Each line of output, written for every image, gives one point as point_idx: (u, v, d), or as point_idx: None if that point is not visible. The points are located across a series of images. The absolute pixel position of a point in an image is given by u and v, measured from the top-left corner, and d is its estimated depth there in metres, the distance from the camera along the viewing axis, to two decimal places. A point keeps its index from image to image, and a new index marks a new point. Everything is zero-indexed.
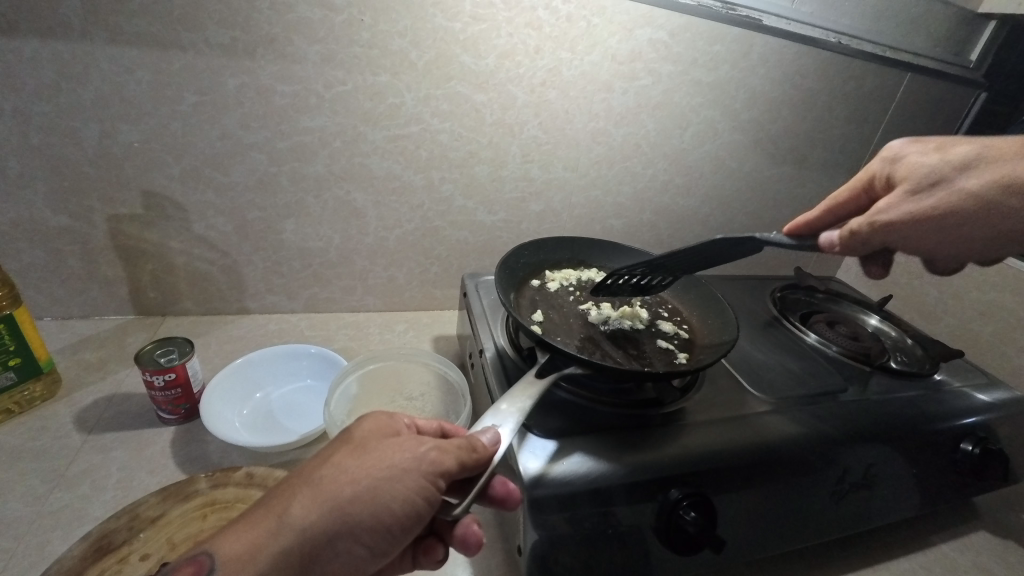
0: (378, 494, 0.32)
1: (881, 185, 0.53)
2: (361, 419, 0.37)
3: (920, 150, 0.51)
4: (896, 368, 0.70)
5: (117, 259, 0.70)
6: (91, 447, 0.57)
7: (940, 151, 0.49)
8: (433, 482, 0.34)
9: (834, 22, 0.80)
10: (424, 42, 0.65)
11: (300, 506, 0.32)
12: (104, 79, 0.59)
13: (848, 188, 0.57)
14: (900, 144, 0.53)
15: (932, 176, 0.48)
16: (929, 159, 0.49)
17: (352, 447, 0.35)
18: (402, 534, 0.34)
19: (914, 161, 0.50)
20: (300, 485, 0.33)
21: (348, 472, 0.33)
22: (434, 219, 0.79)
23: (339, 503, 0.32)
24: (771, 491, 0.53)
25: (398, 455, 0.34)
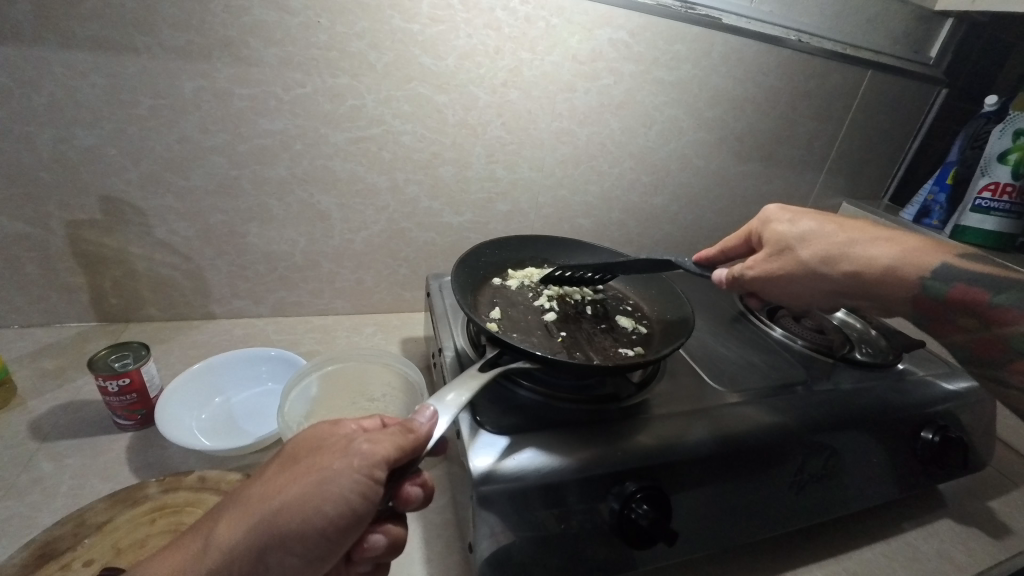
0: (309, 499, 0.31)
1: (756, 241, 0.61)
2: (301, 429, 0.37)
3: (779, 218, 0.58)
4: (858, 360, 0.71)
5: (77, 266, 0.69)
6: (44, 455, 0.56)
7: (794, 222, 0.56)
8: (369, 476, 0.33)
9: (795, 21, 0.81)
10: (384, 43, 0.65)
11: (229, 523, 0.32)
12: (57, 84, 0.58)
13: (736, 237, 0.63)
14: (774, 208, 0.60)
15: (782, 243, 0.56)
16: (784, 229, 0.57)
17: (285, 461, 0.35)
18: (340, 536, 0.32)
19: (776, 229, 0.57)
20: (234, 504, 0.33)
21: (278, 484, 0.33)
22: (400, 220, 0.79)
23: (267, 515, 0.31)
24: (728, 482, 0.54)
25: (331, 456, 0.33)
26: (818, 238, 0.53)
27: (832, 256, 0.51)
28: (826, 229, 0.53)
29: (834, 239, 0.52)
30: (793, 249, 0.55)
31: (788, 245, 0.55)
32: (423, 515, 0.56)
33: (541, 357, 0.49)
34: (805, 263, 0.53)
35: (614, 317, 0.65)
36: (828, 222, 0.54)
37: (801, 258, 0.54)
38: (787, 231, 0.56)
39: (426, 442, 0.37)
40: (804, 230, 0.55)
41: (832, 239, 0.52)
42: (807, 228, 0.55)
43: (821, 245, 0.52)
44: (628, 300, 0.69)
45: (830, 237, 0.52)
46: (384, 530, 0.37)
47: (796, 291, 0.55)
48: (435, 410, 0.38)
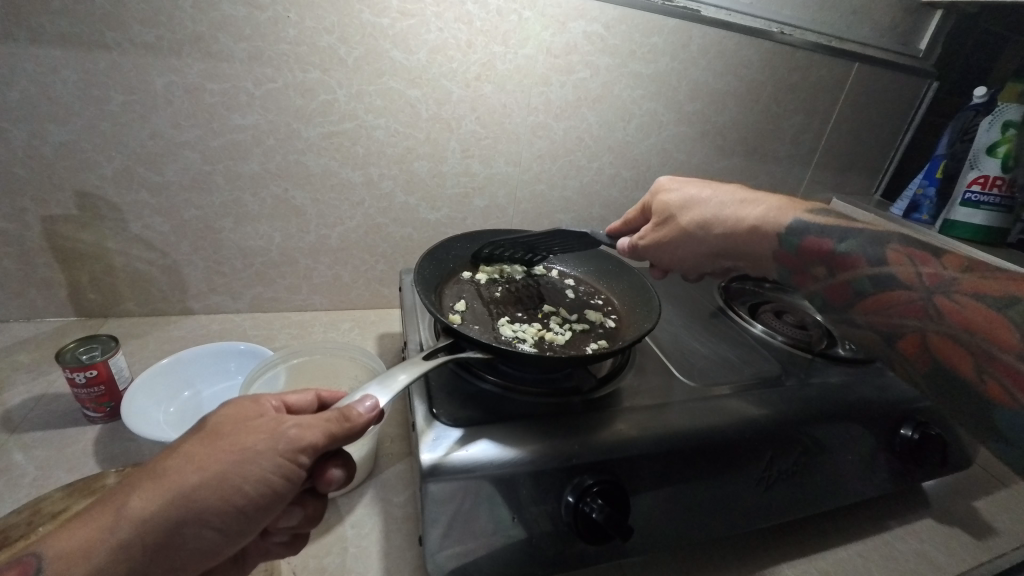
0: (227, 478, 0.31)
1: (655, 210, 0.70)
2: (221, 404, 0.36)
3: (671, 186, 0.67)
4: (837, 356, 0.70)
5: (54, 261, 0.70)
6: (13, 446, 0.57)
7: (681, 190, 0.65)
8: (293, 459, 0.33)
9: (777, 13, 0.80)
10: (353, 37, 0.65)
11: (140, 498, 0.30)
12: (29, 80, 0.59)
13: (635, 212, 0.72)
14: (665, 180, 0.69)
15: (670, 209, 0.65)
16: (671, 196, 0.66)
17: (204, 435, 0.33)
18: (258, 514, 0.33)
19: (667, 195, 0.66)
20: (143, 477, 0.31)
21: (195, 460, 0.31)
22: (376, 216, 0.79)
23: (182, 491, 0.30)
24: (691, 478, 0.53)
25: (254, 437, 0.33)
26: (701, 204, 0.62)
27: (712, 219, 0.60)
28: (708, 194, 0.62)
29: (716, 202, 0.60)
30: (679, 214, 0.64)
31: (673, 212, 0.64)
32: (385, 508, 0.55)
33: (495, 348, 0.49)
34: (692, 225, 0.62)
35: (583, 312, 0.65)
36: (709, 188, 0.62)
37: (691, 220, 0.62)
38: (683, 194, 0.65)
39: (365, 429, 0.36)
40: (692, 196, 0.63)
41: (714, 201, 0.60)
42: (695, 192, 0.64)
43: (700, 213, 0.61)
44: (599, 295, 0.70)
45: (710, 201, 0.61)
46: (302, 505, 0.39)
47: (693, 250, 0.64)
48: (377, 400, 0.37)
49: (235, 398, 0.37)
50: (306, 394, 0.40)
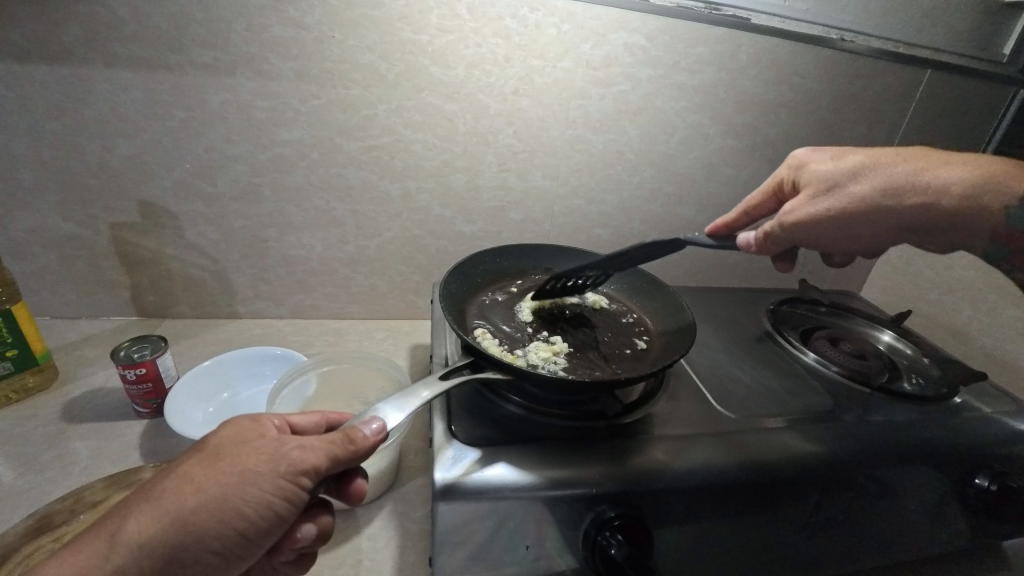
0: (227, 501, 0.31)
1: (790, 189, 0.60)
2: (221, 425, 0.36)
3: (819, 159, 0.58)
4: (899, 391, 0.63)
5: (119, 264, 0.76)
6: (69, 435, 0.61)
7: (837, 160, 0.56)
8: (295, 481, 0.33)
9: (836, 18, 0.74)
10: (393, 55, 0.67)
11: (137, 523, 0.31)
12: (102, 100, 0.65)
13: (762, 192, 0.63)
14: (803, 154, 0.60)
15: (830, 181, 0.55)
16: (826, 168, 0.56)
17: (206, 456, 0.33)
18: (259, 537, 0.33)
19: (814, 170, 0.57)
20: (143, 500, 0.32)
21: (195, 482, 0.32)
22: (413, 228, 0.81)
23: (181, 514, 0.31)
24: (723, 516, 0.49)
25: (254, 458, 0.33)
26: (873, 172, 0.52)
27: (903, 185, 0.50)
28: (875, 161, 0.53)
29: (899, 170, 0.51)
30: (845, 185, 0.54)
31: (837, 182, 0.54)
32: (402, 522, 0.55)
33: (512, 368, 0.48)
34: (864, 199, 0.52)
35: (615, 331, 0.63)
36: (879, 154, 0.53)
37: (857, 192, 0.52)
38: (830, 170, 0.56)
39: (370, 451, 0.36)
40: (850, 166, 0.54)
41: (900, 168, 0.51)
42: (856, 163, 0.54)
43: (882, 178, 0.51)
44: (631, 313, 0.67)
45: (895, 166, 0.51)
46: (316, 520, 0.38)
47: (840, 228, 0.54)
48: (383, 422, 0.37)
49: (235, 418, 0.37)
50: (310, 415, 0.41)
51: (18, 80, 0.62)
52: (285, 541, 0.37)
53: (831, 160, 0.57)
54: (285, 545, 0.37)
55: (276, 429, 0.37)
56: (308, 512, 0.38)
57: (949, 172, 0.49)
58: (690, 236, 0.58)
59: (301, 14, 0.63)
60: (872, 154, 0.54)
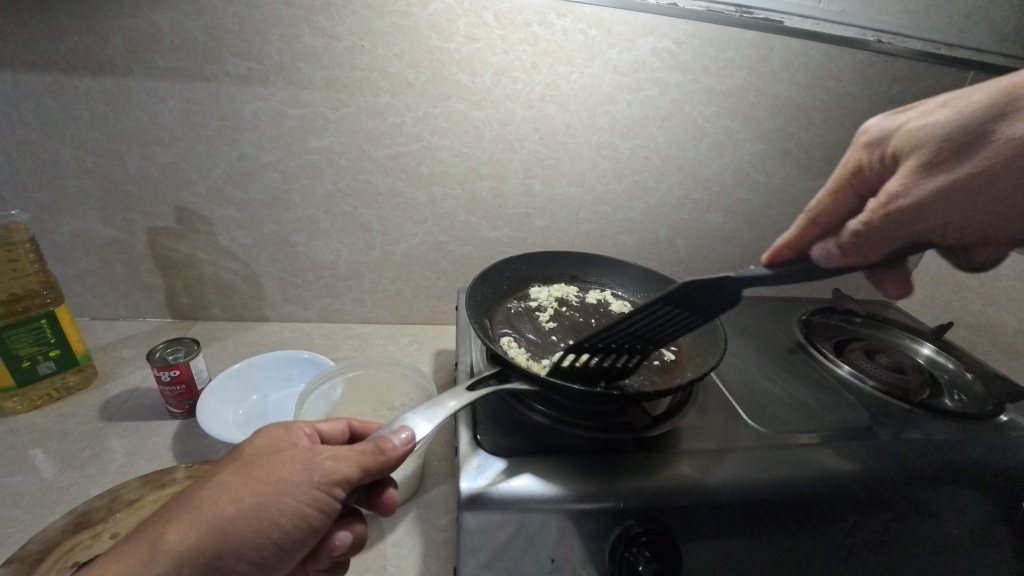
0: (263, 510, 0.32)
1: (873, 169, 0.43)
2: (254, 435, 0.37)
3: (915, 116, 0.41)
4: (941, 408, 0.60)
5: (156, 268, 0.79)
6: (107, 432, 0.63)
7: (948, 104, 0.39)
8: (328, 492, 0.33)
9: (873, 19, 0.71)
10: (421, 63, 0.67)
11: (176, 532, 0.31)
12: (142, 110, 0.67)
13: (837, 180, 0.45)
14: (877, 122, 0.44)
15: (954, 134, 0.38)
16: (934, 119, 0.39)
17: (241, 464, 0.35)
18: (293, 547, 0.33)
19: (912, 129, 0.41)
20: (181, 509, 0.32)
21: (232, 491, 0.32)
22: (438, 234, 0.81)
23: (219, 523, 0.31)
24: (754, 534, 0.48)
25: (289, 468, 0.33)
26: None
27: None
28: (1016, 93, 0.36)
29: None
30: (984, 133, 0.37)
31: (970, 131, 0.37)
32: (427, 529, 0.55)
33: (539, 379, 0.47)
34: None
35: None
36: (1014, 80, 0.37)
37: (1015, 136, 0.35)
38: (943, 119, 0.39)
39: (399, 461, 0.36)
40: (978, 106, 0.37)
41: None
42: (983, 104, 0.37)
43: None
44: None
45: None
46: (351, 528, 0.38)
47: (994, 200, 0.37)
48: (412, 432, 0.37)
49: (267, 427, 0.38)
50: (337, 423, 0.42)
51: (64, 92, 0.64)
52: (321, 548, 0.38)
53: (941, 106, 0.40)
54: (321, 553, 0.38)
55: (308, 438, 0.38)
56: (342, 520, 0.39)
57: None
58: (745, 270, 0.44)
59: (332, 24, 0.64)
60: (1006, 82, 0.38)
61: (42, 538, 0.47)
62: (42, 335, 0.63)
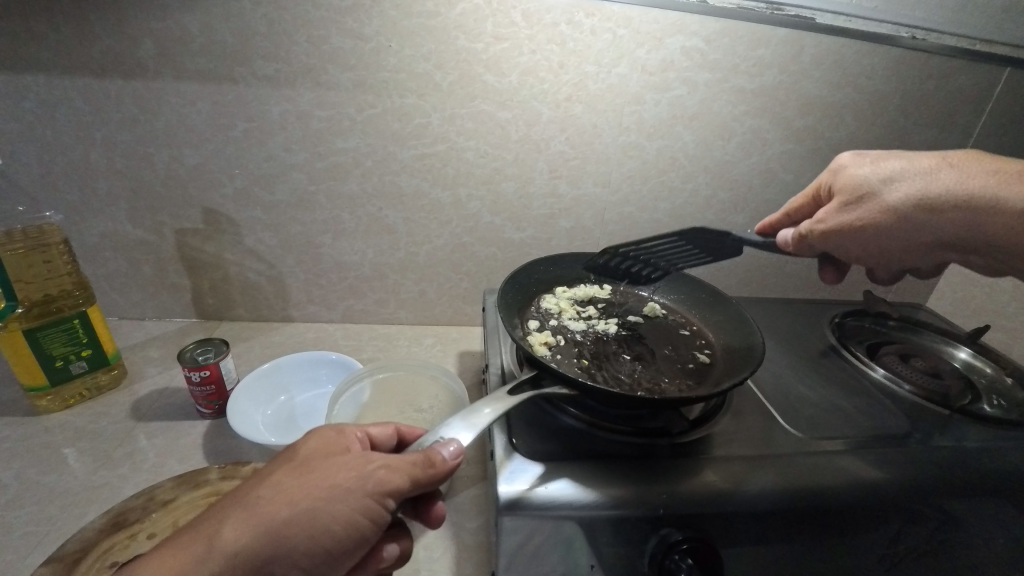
0: (316, 516, 0.33)
1: (826, 194, 0.60)
2: (308, 436, 0.38)
3: (857, 163, 0.57)
4: (982, 414, 0.59)
5: (182, 268, 0.79)
6: (138, 432, 0.64)
7: (875, 166, 0.56)
8: (380, 502, 0.34)
9: (906, 15, 0.70)
10: (448, 64, 0.67)
11: (231, 531, 0.32)
12: (172, 112, 0.67)
13: (804, 196, 0.63)
14: (848, 156, 0.59)
15: (861, 187, 0.55)
16: (864, 171, 0.56)
17: (295, 467, 0.35)
18: (343, 557, 0.33)
19: (850, 173, 0.57)
20: (237, 508, 0.34)
21: (287, 494, 0.33)
22: (462, 235, 0.81)
23: (273, 525, 0.32)
24: (793, 540, 0.48)
25: (342, 474, 0.34)
26: (910, 179, 0.53)
27: (939, 198, 0.51)
28: (912, 170, 0.53)
29: (936, 181, 0.52)
30: (881, 192, 0.54)
31: (872, 190, 0.54)
32: (457, 533, 0.55)
33: (578, 383, 0.47)
34: (895, 209, 0.53)
35: (674, 345, 0.61)
36: (917, 161, 0.54)
37: (891, 200, 0.53)
38: (863, 172, 0.56)
39: (448, 473, 0.36)
40: (889, 171, 0.54)
41: (941, 177, 0.52)
42: (895, 168, 0.54)
43: (917, 189, 0.52)
44: (689, 326, 0.65)
45: (936, 175, 0.52)
46: (397, 542, 0.38)
47: (867, 241, 0.56)
48: (459, 444, 0.37)
49: (321, 429, 0.39)
50: (386, 427, 0.42)
51: (95, 94, 0.65)
52: (367, 563, 0.37)
53: (872, 163, 0.56)
54: (366, 568, 0.37)
55: (359, 442, 0.39)
56: (389, 532, 0.39)
57: (994, 184, 0.50)
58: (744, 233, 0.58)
59: (360, 25, 0.64)
60: (915, 160, 0.54)
61: (80, 538, 0.47)
62: (75, 335, 0.64)
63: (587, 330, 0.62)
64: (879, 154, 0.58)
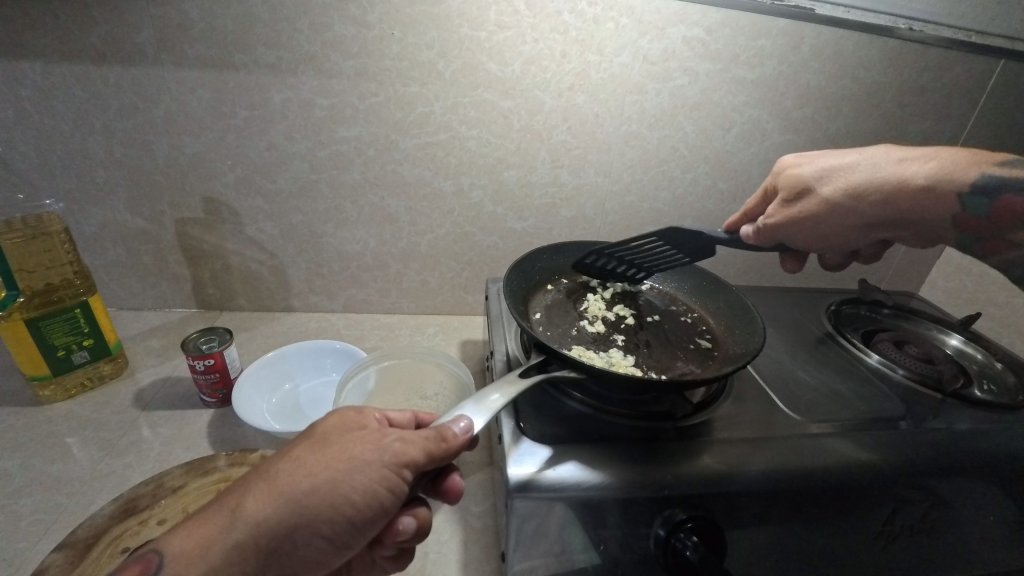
0: (337, 486, 0.34)
1: (773, 195, 0.61)
2: (327, 415, 0.40)
3: (798, 163, 0.59)
4: (974, 397, 0.60)
5: (183, 258, 0.79)
6: (142, 421, 0.64)
7: (813, 164, 0.58)
8: (397, 472, 0.35)
9: (903, 7, 0.71)
10: (451, 52, 0.67)
11: (254, 501, 0.34)
12: (172, 99, 0.66)
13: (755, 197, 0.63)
14: (792, 157, 0.61)
15: (800, 185, 0.57)
16: (803, 171, 0.58)
17: (315, 442, 0.37)
18: (365, 527, 0.35)
19: (793, 172, 0.59)
20: (259, 481, 0.35)
21: (308, 466, 0.35)
22: (465, 224, 0.81)
23: (295, 496, 0.33)
24: (796, 520, 0.49)
25: (361, 447, 0.35)
26: (840, 174, 0.55)
27: (862, 186, 0.53)
28: (840, 167, 0.55)
29: (864, 170, 0.53)
30: (817, 187, 0.56)
31: (808, 186, 0.56)
32: (465, 517, 0.55)
33: (586, 367, 0.47)
34: (825, 202, 0.55)
35: (676, 331, 0.63)
36: (852, 154, 0.56)
37: (823, 197, 0.55)
38: (803, 173, 0.58)
39: (461, 448, 0.38)
40: (825, 168, 0.56)
41: (865, 169, 0.53)
42: (831, 165, 0.56)
43: (845, 181, 0.54)
44: (691, 313, 0.67)
45: (868, 165, 0.53)
46: (414, 513, 0.39)
47: (812, 229, 0.57)
48: (470, 422, 0.38)
49: (340, 409, 0.41)
50: (404, 412, 0.44)
51: (94, 81, 0.64)
52: (386, 534, 0.39)
53: (814, 162, 0.58)
54: (385, 539, 0.39)
55: (377, 421, 0.41)
56: (407, 505, 0.40)
57: (919, 165, 0.50)
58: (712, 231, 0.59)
59: (363, 12, 0.63)
60: (846, 155, 0.56)
61: (89, 525, 0.47)
62: (77, 325, 0.63)
63: (593, 329, 0.61)
64: (822, 152, 0.59)
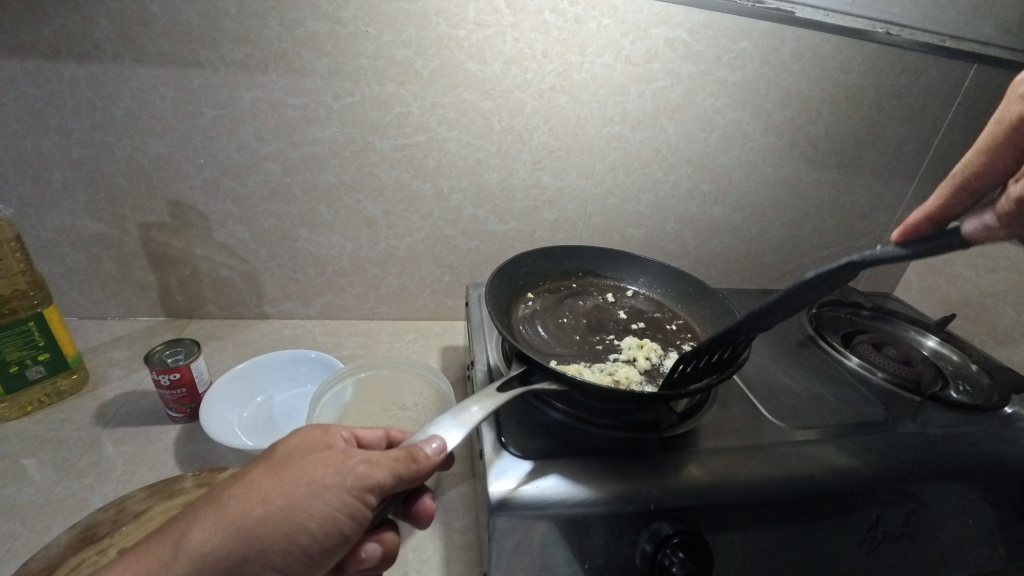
0: (293, 513, 0.32)
1: None
2: (291, 433, 0.38)
3: None
4: (953, 399, 0.61)
5: (148, 265, 0.75)
6: (105, 438, 0.61)
7: None
8: (360, 497, 0.33)
9: (881, 10, 0.71)
10: (429, 50, 0.65)
11: (200, 532, 0.31)
12: (134, 98, 0.63)
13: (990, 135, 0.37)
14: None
15: None
16: None
17: (272, 464, 0.35)
18: (322, 556, 0.33)
19: None
20: (208, 508, 0.33)
21: (262, 492, 0.33)
22: (445, 227, 0.79)
23: (246, 524, 0.31)
24: (782, 528, 0.49)
25: (322, 470, 0.34)
26: None
27: None
28: None
29: None
30: None
31: None
32: (447, 532, 0.54)
33: (570, 378, 0.46)
34: None
35: (660, 338, 0.62)
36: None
37: None
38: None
39: (432, 471, 0.36)
40: None
41: None
42: None
43: None
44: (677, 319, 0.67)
45: None
46: (381, 538, 0.38)
47: None
48: (444, 441, 0.37)
49: (305, 426, 0.39)
50: (376, 431, 0.43)
51: (48, 78, 0.60)
52: (348, 561, 0.37)
53: None
54: (348, 566, 0.37)
55: (344, 440, 0.39)
56: (373, 529, 0.38)
57: None
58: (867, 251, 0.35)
59: (336, 8, 0.60)
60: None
61: (43, 557, 0.44)
62: (32, 339, 0.60)
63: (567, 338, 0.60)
64: None
